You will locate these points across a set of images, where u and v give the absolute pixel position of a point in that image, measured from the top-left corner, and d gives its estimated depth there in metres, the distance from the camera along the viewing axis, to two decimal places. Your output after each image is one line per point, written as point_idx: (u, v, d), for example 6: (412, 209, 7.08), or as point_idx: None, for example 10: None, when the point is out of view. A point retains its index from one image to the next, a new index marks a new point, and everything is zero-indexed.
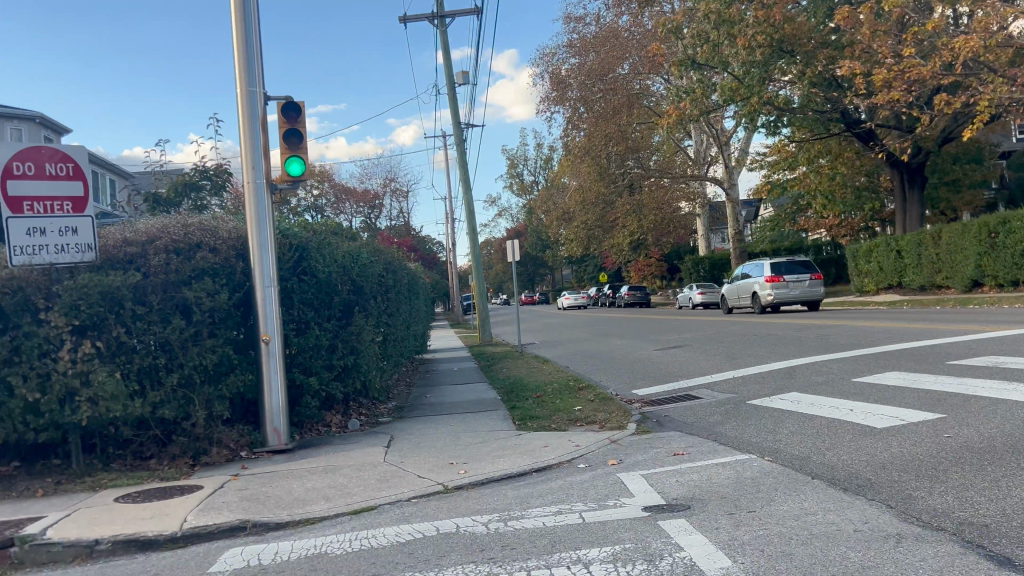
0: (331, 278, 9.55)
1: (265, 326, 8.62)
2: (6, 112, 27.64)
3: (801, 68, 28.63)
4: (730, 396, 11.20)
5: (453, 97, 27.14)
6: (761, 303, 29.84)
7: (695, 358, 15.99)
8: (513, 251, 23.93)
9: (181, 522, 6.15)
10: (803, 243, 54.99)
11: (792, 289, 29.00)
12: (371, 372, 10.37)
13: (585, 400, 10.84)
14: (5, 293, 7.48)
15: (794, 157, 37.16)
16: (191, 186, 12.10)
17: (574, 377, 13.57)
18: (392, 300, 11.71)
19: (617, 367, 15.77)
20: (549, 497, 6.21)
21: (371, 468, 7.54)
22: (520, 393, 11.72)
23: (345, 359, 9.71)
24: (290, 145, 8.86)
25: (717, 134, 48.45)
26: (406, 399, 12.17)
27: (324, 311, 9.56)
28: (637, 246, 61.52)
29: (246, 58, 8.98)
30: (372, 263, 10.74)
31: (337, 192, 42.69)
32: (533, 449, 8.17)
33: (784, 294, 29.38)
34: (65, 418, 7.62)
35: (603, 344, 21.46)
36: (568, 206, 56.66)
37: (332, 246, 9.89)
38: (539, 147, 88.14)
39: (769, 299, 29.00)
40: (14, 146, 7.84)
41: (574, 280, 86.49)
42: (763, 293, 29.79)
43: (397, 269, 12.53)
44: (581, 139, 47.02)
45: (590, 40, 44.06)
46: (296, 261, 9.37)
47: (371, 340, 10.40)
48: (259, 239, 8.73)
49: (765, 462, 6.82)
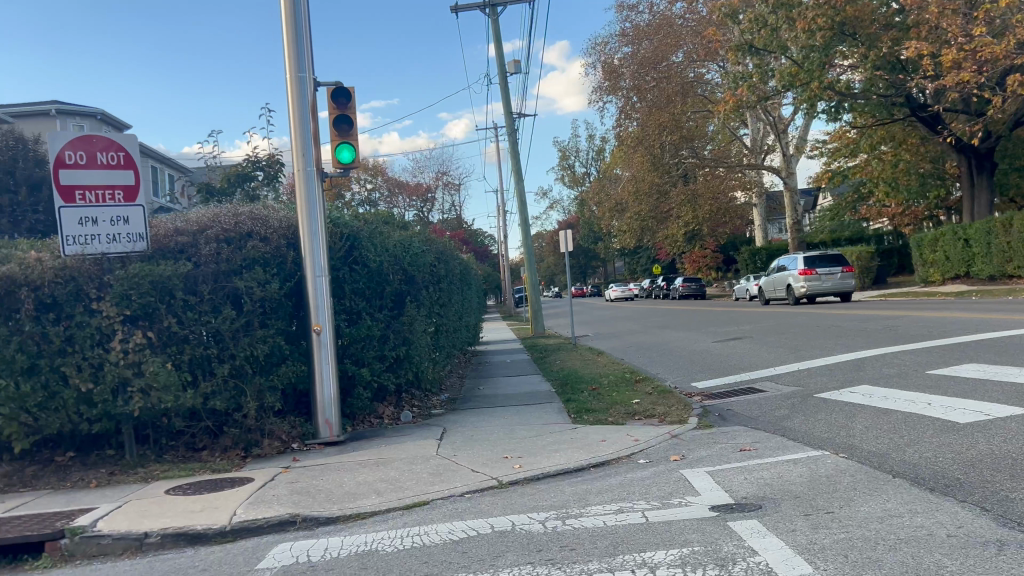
0: (382, 267, 9.34)
1: (316, 316, 8.45)
2: (69, 108, 28.33)
3: (863, 51, 27.64)
4: (797, 389, 10.72)
5: (505, 87, 26.89)
6: (795, 294, 30.56)
7: (756, 350, 15.47)
8: (565, 241, 23.58)
9: (231, 515, 6.00)
10: (864, 233, 53.41)
11: (825, 281, 29.64)
12: (423, 364, 10.16)
13: (643, 393, 10.48)
14: (58, 282, 7.46)
15: (856, 144, 35.98)
16: (243, 176, 12.05)
17: (630, 369, 13.21)
18: (444, 291, 11.50)
19: (675, 360, 15.34)
20: (609, 494, 5.90)
21: (424, 461, 7.32)
22: (575, 386, 11.42)
23: (396, 350, 9.52)
24: (340, 132, 8.68)
25: (775, 121, 47.29)
26: (458, 391, 11.97)
27: (375, 301, 9.38)
28: (692, 237, 60.54)
29: (295, 44, 8.82)
30: (425, 253, 10.52)
31: (389, 186, 42.83)
32: (590, 444, 7.86)
33: (818, 286, 30.00)
34: (117, 409, 7.59)
35: (660, 336, 21.01)
36: (620, 197, 55.98)
37: (384, 235, 9.69)
38: (591, 138, 87.38)
39: (801, 290, 29.68)
40: (66, 134, 7.79)
41: (627, 273, 85.65)
42: (797, 285, 30.36)
43: (449, 259, 12.31)
44: (634, 129, 46.33)
45: (643, 28, 43.38)
46: (347, 250, 9.19)
47: (423, 332, 10.20)
48: (310, 227, 8.56)
49: (840, 459, 6.39)
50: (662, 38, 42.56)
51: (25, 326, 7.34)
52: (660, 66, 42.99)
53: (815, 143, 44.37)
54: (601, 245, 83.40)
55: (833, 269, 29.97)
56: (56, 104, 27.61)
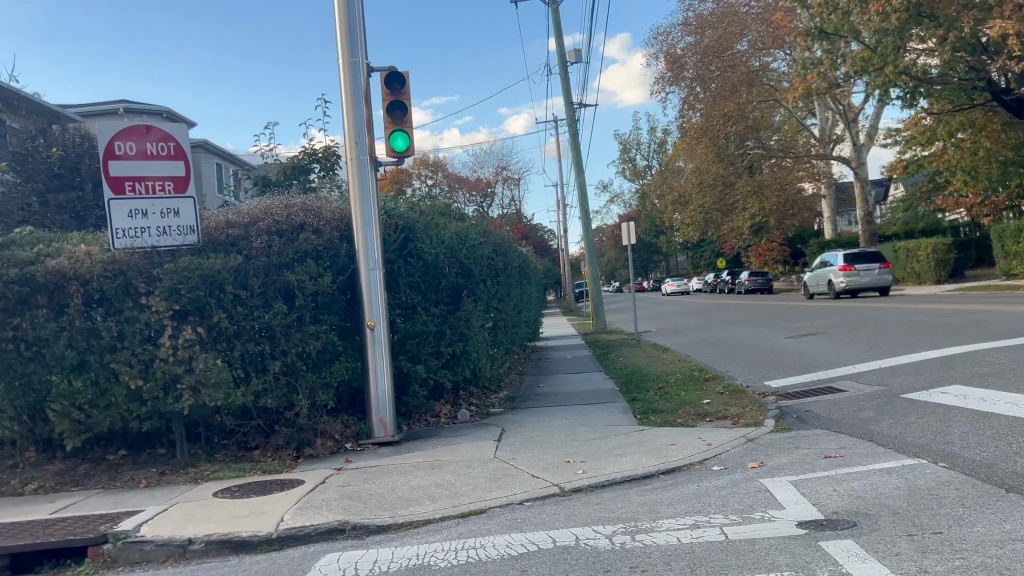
0: (438, 260, 8.97)
1: (370, 311, 8.12)
2: (135, 107, 28.82)
3: (942, 33, 26.25)
4: (880, 389, 9.99)
5: (565, 78, 26.37)
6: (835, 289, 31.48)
7: (831, 346, 14.68)
8: (628, 234, 22.93)
9: (278, 522, 5.68)
10: (940, 224, 51.24)
11: (863, 277, 30.53)
12: (481, 360, 9.76)
13: (714, 393, 9.90)
14: (106, 277, 7.28)
15: (933, 131, 34.37)
16: (300, 168, 11.82)
17: (698, 367, 12.59)
18: (503, 285, 11.08)
19: (745, 356, 14.65)
20: (683, 506, 5.38)
21: (481, 465, 6.91)
22: (641, 384, 10.89)
23: (453, 346, 9.13)
24: (395, 119, 8.31)
25: (845, 109, 45.63)
26: (518, 388, 11.55)
27: (431, 296, 9.01)
28: (757, 230, 59.03)
29: (348, 27, 8.47)
30: (483, 245, 10.12)
31: (449, 181, 42.66)
32: (659, 448, 7.34)
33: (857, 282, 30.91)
34: (168, 407, 7.39)
35: (727, 332, 20.25)
36: (683, 190, 54.87)
37: (439, 226, 9.31)
38: (653, 130, 86.05)
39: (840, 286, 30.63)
40: (115, 125, 7.61)
41: (690, 267, 84.10)
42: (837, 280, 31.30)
43: (508, 252, 11.89)
44: (697, 120, 45.20)
45: (706, 17, 42.16)
46: (402, 242, 8.83)
47: (481, 327, 9.80)
48: (363, 219, 8.22)
49: (941, 469, 5.74)
50: (726, 27, 41.29)
51: (74, 321, 7.17)
52: (725, 55, 41.81)
53: (888, 131, 42.67)
54: (663, 239, 82.09)
55: (871, 265, 30.98)
56: (122, 103, 28.09)
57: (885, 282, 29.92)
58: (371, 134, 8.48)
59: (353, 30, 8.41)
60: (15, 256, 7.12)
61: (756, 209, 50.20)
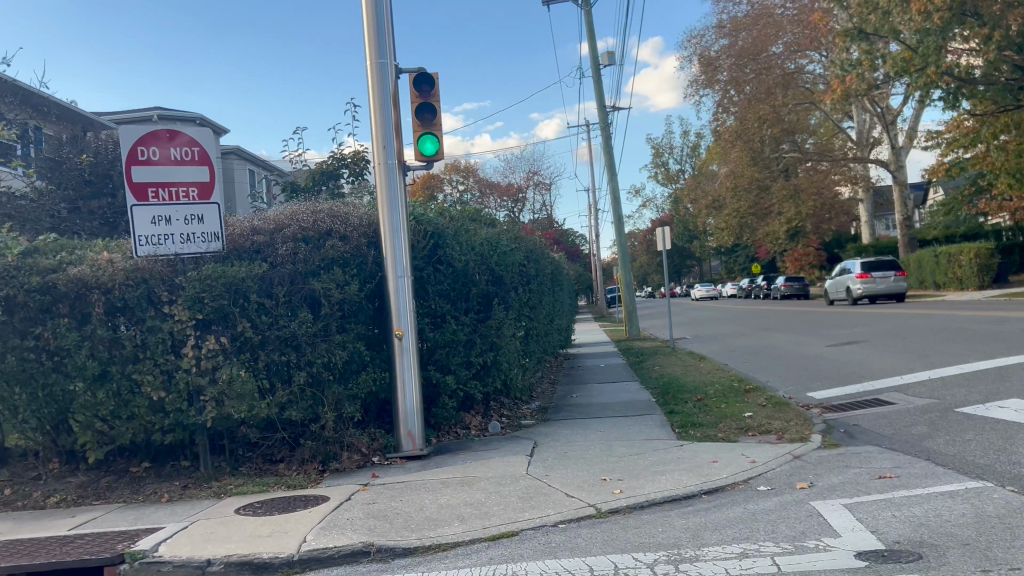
0: (468, 267, 8.68)
1: (398, 320, 7.86)
2: (169, 114, 28.96)
3: (987, 32, 25.46)
4: (933, 402, 9.51)
5: (598, 82, 26.01)
6: (852, 296, 32.87)
7: (876, 355, 14.15)
8: (662, 239, 22.47)
9: (300, 542, 5.41)
10: (982, 228, 49.94)
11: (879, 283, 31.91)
12: (512, 370, 9.44)
13: (756, 406, 9.49)
14: (129, 285, 7.10)
15: (977, 134, 33.43)
16: (329, 173, 11.60)
17: (737, 377, 12.17)
18: (535, 292, 10.77)
19: (786, 366, 14.18)
20: (729, 533, 5.02)
21: (513, 482, 6.60)
22: (678, 395, 10.51)
23: (484, 356, 8.84)
24: (423, 122, 8.05)
25: (883, 112, 44.70)
26: (550, 398, 11.25)
27: (461, 303, 8.73)
28: (793, 235, 58.04)
29: (376, 27, 8.21)
30: (514, 252, 9.81)
31: (481, 187, 42.40)
32: (701, 465, 6.97)
33: (873, 288, 32.26)
34: (191, 419, 7.19)
35: (765, 340, 19.74)
36: (718, 194, 54.08)
37: (469, 232, 9.04)
38: (686, 134, 85.21)
39: (857, 291, 32.02)
40: (139, 129, 7.44)
41: (724, 273, 82.97)
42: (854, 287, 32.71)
43: (540, 258, 11.57)
44: (732, 123, 44.49)
45: (741, 19, 41.40)
46: (431, 249, 8.57)
47: (513, 337, 9.50)
48: (391, 225, 7.97)
49: (1009, 494, 5.32)
50: (761, 28, 40.56)
51: (95, 330, 7.00)
52: (761, 57, 41.24)
53: (929, 134, 41.70)
54: (697, 244, 81.19)
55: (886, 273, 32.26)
56: (157, 110, 28.24)
57: (902, 289, 31.12)
58: (399, 138, 8.23)
59: (380, 30, 8.16)
60: (38, 264, 6.98)
61: (792, 214, 49.35)
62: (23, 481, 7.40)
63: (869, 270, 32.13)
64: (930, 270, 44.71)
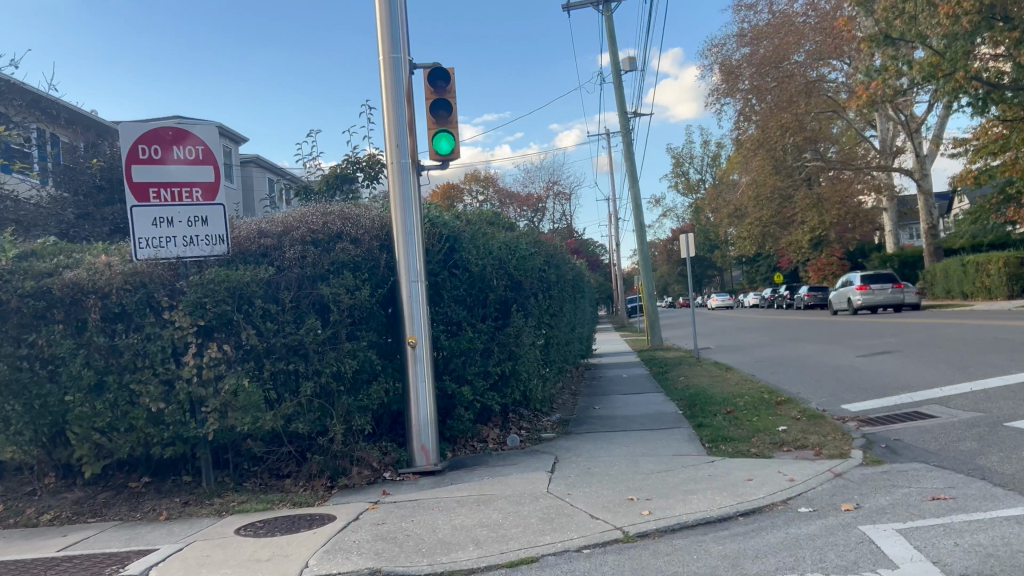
0: (485, 271, 8.25)
1: (411, 327, 7.44)
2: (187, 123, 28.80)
3: (1018, 35, 24.76)
4: (978, 415, 8.95)
5: (619, 88, 25.52)
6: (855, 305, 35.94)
7: (911, 366, 13.57)
8: (684, 247, 21.91)
9: (301, 568, 4.98)
10: (1010, 237, 48.95)
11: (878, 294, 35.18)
12: (532, 381, 8.99)
13: (790, 419, 8.97)
14: (127, 290, 6.74)
15: (1006, 142, 32.64)
16: (343, 177, 11.20)
17: (767, 389, 11.63)
18: (555, 300, 10.32)
19: (817, 377, 13.61)
20: (772, 563, 4.53)
21: (533, 501, 6.14)
22: (706, 408, 10.01)
23: (501, 366, 8.39)
24: (438, 119, 7.64)
25: (907, 119, 43.90)
26: (571, 410, 10.79)
27: (478, 310, 8.30)
28: (817, 244, 57.09)
29: (389, 19, 7.78)
30: (534, 257, 9.36)
31: (500, 197, 42.00)
32: (735, 483, 6.48)
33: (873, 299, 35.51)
34: (191, 431, 6.80)
35: (793, 350, 19.14)
36: (739, 203, 53.40)
37: (487, 235, 8.61)
38: (707, 143, 84.57)
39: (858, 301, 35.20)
40: (139, 127, 7.10)
41: (745, 283, 82.05)
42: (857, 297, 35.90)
43: (560, 264, 11.13)
44: (753, 131, 43.83)
45: (762, 28, 40.52)
46: (446, 253, 8.14)
47: (532, 345, 9.04)
48: (405, 227, 7.55)
49: None
50: (782, 37, 39.61)
51: (92, 338, 6.64)
52: (782, 65, 40.35)
53: (956, 141, 40.87)
54: (717, 253, 80.35)
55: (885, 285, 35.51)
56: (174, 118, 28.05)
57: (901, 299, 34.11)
58: (413, 136, 7.81)
59: (394, 21, 7.73)
60: (33, 268, 6.65)
61: (815, 222, 48.56)
62: (16, 497, 7.02)
63: (869, 282, 35.35)
64: (957, 279, 43.83)
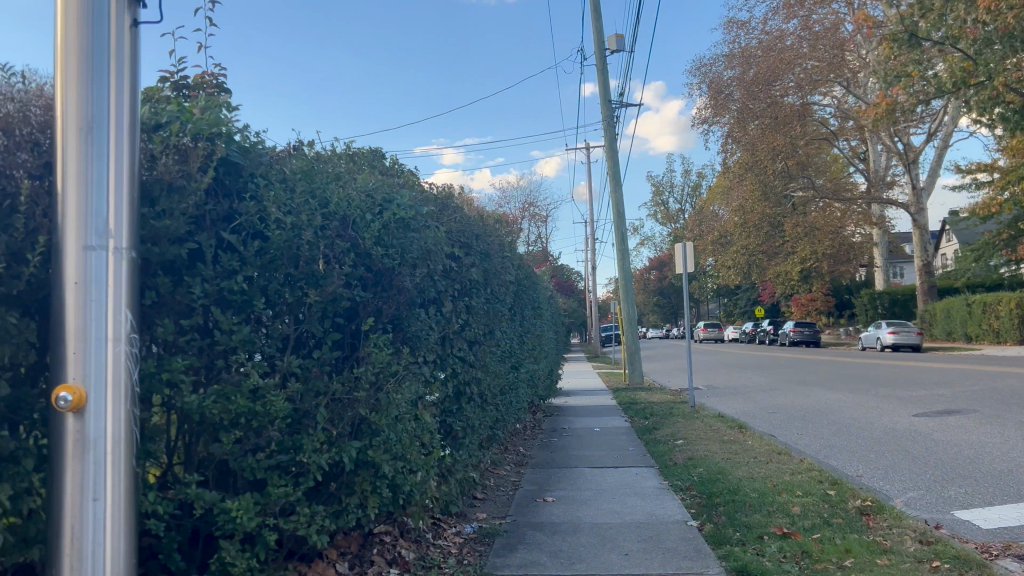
0: (304, 242, 3.77)
1: (78, 358, 3.01)
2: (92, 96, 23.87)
3: None
4: None
5: (603, 70, 21.27)
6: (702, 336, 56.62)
7: (1013, 438, 9.26)
8: (680, 259, 17.30)
9: None
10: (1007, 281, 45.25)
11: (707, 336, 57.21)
12: (418, 473, 4.49)
13: (910, 562, 4.62)
14: None
15: (1011, 172, 28.37)
16: (197, 93, 4.63)
17: (821, 474, 7.33)
18: (478, 318, 5.82)
19: (875, 448, 9.29)
20: None
21: None
22: (740, 520, 5.63)
23: (338, 451, 3.87)
24: None
25: (904, 149, 39.98)
26: (499, 506, 6.40)
27: (286, 327, 3.78)
28: (806, 276, 53.26)
29: None
30: (437, 230, 4.82)
31: None
32: None
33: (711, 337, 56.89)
34: None
35: (813, 399, 14.81)
36: (722, 230, 49.57)
37: (325, 174, 4.13)
38: (688, 173, 81.23)
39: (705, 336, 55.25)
40: None
41: (723, 315, 78.53)
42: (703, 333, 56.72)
43: (496, 261, 6.73)
44: (738, 156, 39.71)
45: (753, 49, 36.07)
46: (223, 200, 3.70)
47: (418, 403, 4.51)
48: (82, 115, 3.11)
49: None
50: (773, 58, 35.11)
51: None
52: (773, 87, 35.75)
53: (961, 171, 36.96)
54: (695, 284, 76.66)
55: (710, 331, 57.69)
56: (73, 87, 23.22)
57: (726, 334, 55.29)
58: None
59: None
60: None
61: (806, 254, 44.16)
62: None
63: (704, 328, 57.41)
64: (960, 319, 39.57)
